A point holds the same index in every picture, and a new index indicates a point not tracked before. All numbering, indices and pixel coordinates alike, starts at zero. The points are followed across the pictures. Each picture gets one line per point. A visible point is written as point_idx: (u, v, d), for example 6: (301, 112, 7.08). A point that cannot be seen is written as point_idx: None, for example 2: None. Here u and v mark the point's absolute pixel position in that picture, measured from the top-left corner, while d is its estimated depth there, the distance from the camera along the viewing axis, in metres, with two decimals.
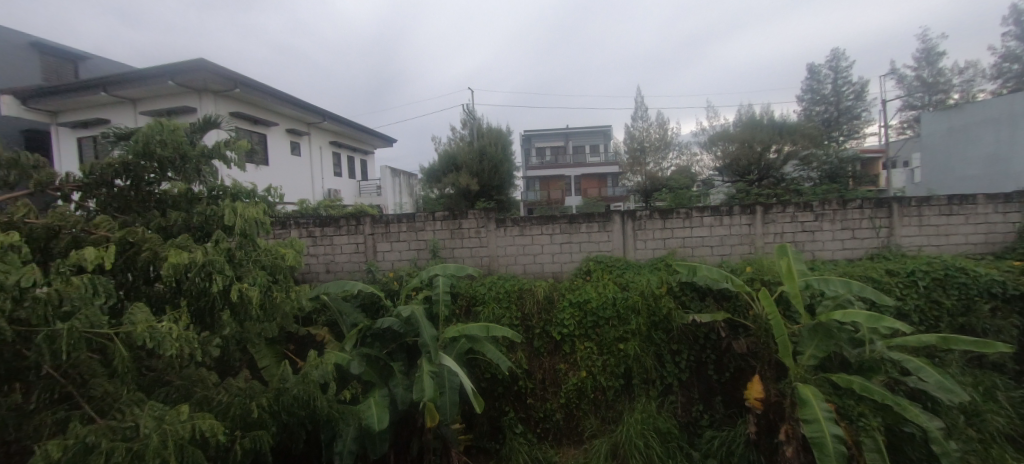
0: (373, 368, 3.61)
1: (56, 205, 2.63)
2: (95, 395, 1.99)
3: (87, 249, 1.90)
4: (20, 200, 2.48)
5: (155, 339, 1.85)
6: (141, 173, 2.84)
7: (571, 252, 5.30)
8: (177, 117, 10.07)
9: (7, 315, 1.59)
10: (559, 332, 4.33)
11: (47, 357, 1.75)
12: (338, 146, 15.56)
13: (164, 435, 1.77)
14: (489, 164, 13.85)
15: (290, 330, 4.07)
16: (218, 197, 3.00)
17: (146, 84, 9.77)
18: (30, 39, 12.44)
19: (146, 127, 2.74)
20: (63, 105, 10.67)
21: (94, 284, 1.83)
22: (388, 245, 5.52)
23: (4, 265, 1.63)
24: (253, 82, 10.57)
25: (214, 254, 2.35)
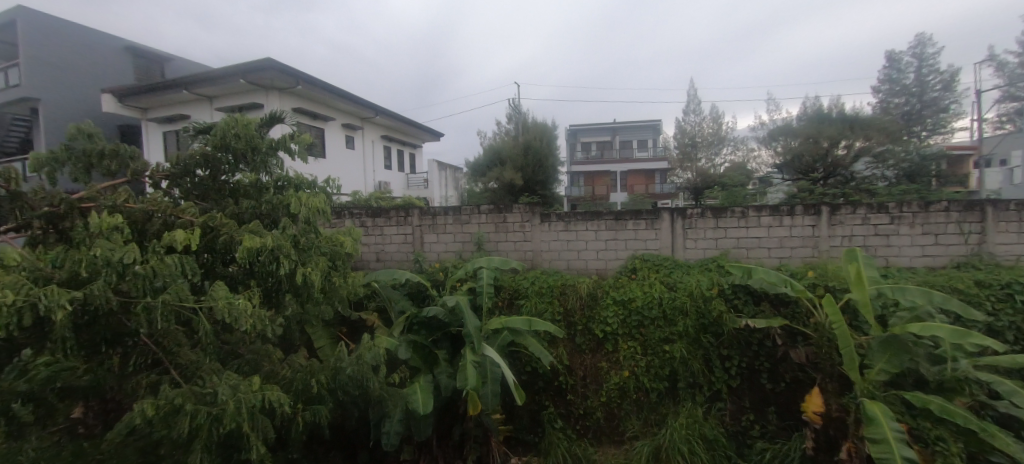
0: (419, 355, 3.74)
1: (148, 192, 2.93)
2: (180, 363, 2.21)
3: (176, 231, 2.11)
4: (119, 186, 2.78)
5: (232, 315, 2.03)
6: (218, 164, 3.09)
7: (616, 250, 5.21)
8: (247, 113, 10.84)
9: (113, 287, 1.80)
10: (602, 330, 4.28)
11: (142, 327, 1.96)
12: (389, 140, 16.12)
13: (239, 403, 1.94)
14: (534, 159, 13.87)
15: (343, 314, 4.29)
16: (284, 187, 3.22)
17: (220, 82, 10.59)
18: (126, 43, 13.80)
19: (223, 121, 2.98)
20: (151, 102, 11.77)
21: (182, 263, 2.03)
22: (435, 237, 5.69)
23: (111, 243, 1.85)
24: (313, 79, 11.18)
25: (281, 240, 2.53)
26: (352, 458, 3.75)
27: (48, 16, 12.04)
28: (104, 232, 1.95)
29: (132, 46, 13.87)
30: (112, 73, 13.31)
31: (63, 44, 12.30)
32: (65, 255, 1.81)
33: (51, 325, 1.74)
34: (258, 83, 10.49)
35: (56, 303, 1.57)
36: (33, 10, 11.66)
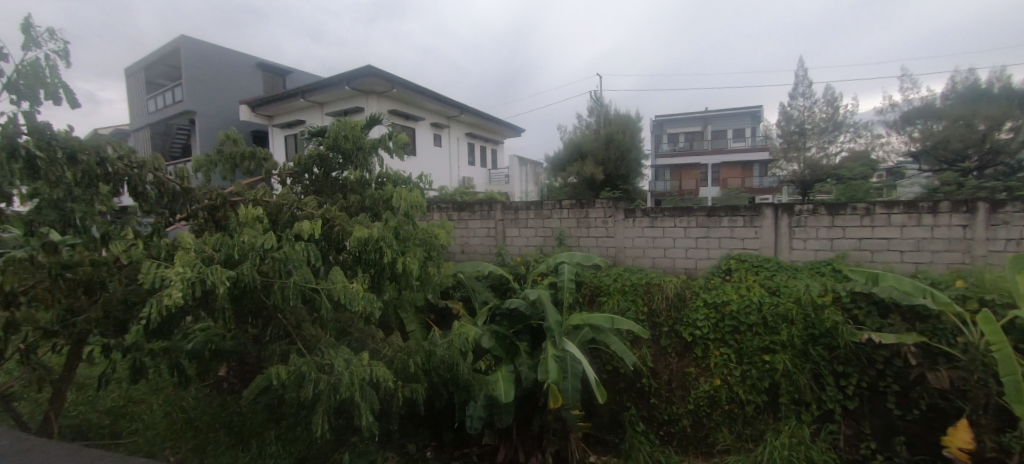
0: (502, 345, 3.85)
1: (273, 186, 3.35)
2: (302, 336, 2.51)
3: (302, 222, 2.40)
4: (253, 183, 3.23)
5: (346, 297, 2.26)
6: (330, 162, 3.44)
7: (708, 249, 4.86)
8: (351, 116, 11.94)
9: (256, 268, 2.11)
10: (691, 333, 4.03)
11: (276, 303, 2.28)
12: (474, 136, 16.68)
13: (350, 378, 2.15)
14: (616, 152, 13.46)
15: (431, 302, 4.54)
16: (385, 183, 3.50)
17: (329, 90, 11.78)
18: (256, 60, 15.89)
19: (334, 124, 3.32)
20: (275, 109, 13.47)
21: (308, 250, 2.30)
22: (517, 231, 5.80)
23: (254, 231, 2.17)
24: (407, 83, 11.96)
25: (385, 231, 2.74)
26: (437, 438, 3.98)
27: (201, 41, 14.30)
28: (249, 221, 2.29)
29: (261, 62, 15.94)
30: (246, 87, 15.43)
31: (212, 63, 14.53)
32: (221, 240, 2.15)
33: (212, 298, 2.09)
34: (360, 89, 11.49)
35: (217, 280, 1.88)
36: (191, 37, 13.94)
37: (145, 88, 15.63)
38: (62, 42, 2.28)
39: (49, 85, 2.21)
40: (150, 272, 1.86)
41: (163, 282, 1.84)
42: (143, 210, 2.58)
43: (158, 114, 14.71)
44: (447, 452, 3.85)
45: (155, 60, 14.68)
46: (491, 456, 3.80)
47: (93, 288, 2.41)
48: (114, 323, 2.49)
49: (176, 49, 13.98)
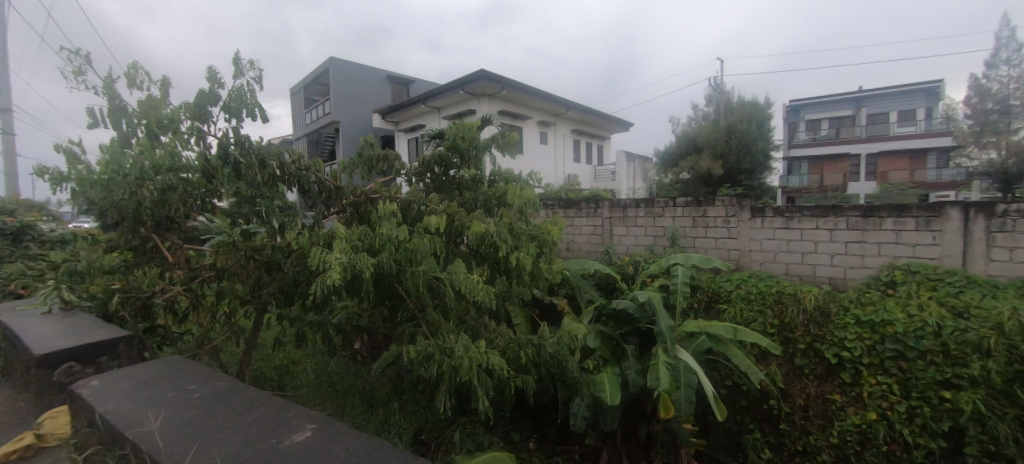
0: (607, 346, 3.76)
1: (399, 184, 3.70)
2: (426, 321, 2.77)
3: (431, 218, 2.63)
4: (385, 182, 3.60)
5: (469, 288, 2.43)
6: (449, 162, 3.70)
7: (862, 256, 4.14)
8: (465, 118, 12.69)
9: (393, 256, 2.39)
10: (836, 354, 3.46)
11: (409, 289, 2.56)
12: (581, 133, 16.53)
13: (466, 364, 2.29)
14: (740, 144, 12.20)
15: (537, 297, 4.60)
16: (498, 181, 3.68)
17: (446, 95, 12.66)
18: (386, 73, 17.75)
19: (453, 126, 3.58)
20: (401, 116, 14.94)
21: (432, 243, 2.52)
22: (625, 229, 5.66)
23: (391, 225, 2.44)
24: (515, 83, 12.37)
25: (501, 227, 2.85)
26: (540, 430, 4.06)
27: (344, 60, 16.45)
28: (387, 216, 2.60)
29: (390, 74, 17.76)
30: (377, 97, 17.36)
31: (352, 79, 16.63)
32: (366, 233, 2.47)
33: (358, 281, 2.42)
34: (474, 92, 12.16)
35: (365, 265, 2.18)
36: (338, 57, 16.15)
37: (303, 103, 18.57)
38: (259, 70, 2.71)
39: (245, 108, 2.75)
40: (318, 257, 2.22)
41: (325, 266, 2.18)
42: (308, 205, 3.09)
43: (312, 124, 17.38)
44: (550, 445, 3.92)
45: (310, 79, 17.32)
46: (594, 457, 3.78)
47: (273, 269, 2.96)
48: (282, 297, 3.02)
49: (326, 68, 16.33)
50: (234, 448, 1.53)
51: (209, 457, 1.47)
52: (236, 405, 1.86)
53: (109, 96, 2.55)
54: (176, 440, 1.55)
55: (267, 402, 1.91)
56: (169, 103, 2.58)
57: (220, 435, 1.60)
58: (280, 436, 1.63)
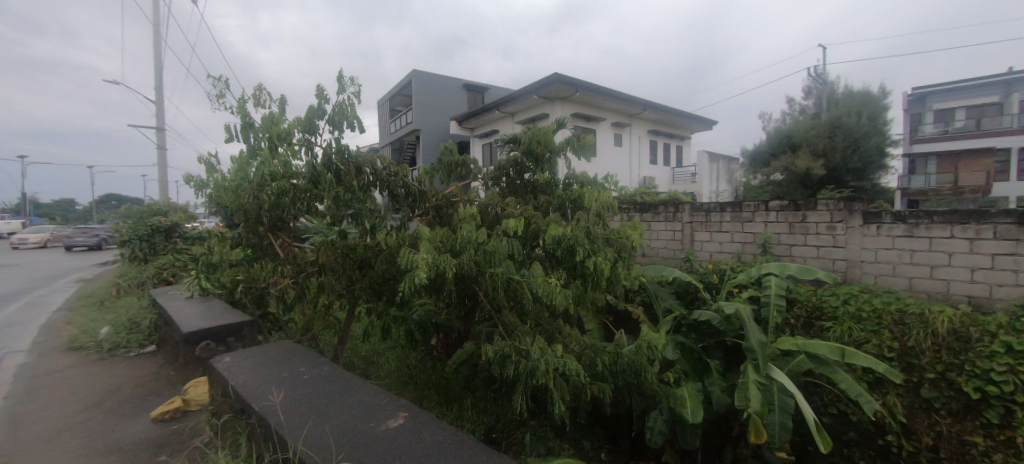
0: (688, 359, 3.50)
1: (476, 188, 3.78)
2: (502, 322, 2.79)
3: (509, 220, 2.64)
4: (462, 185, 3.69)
5: (545, 291, 2.41)
6: (524, 166, 3.74)
7: (1015, 271, 3.35)
8: (538, 122, 12.77)
9: (473, 257, 2.46)
10: (979, 388, 2.87)
11: (487, 289, 2.62)
12: (659, 133, 15.83)
13: (542, 367, 2.28)
14: (846, 140, 10.94)
15: (609, 304, 4.32)
16: (572, 185, 3.64)
17: (520, 100, 12.86)
18: (463, 82, 18.44)
19: (529, 131, 3.60)
20: (476, 122, 15.43)
21: (510, 245, 2.55)
22: (708, 235, 5.33)
23: (470, 228, 2.52)
24: (590, 85, 12.22)
25: (578, 231, 2.77)
26: (612, 441, 3.92)
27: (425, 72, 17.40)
28: (467, 219, 2.68)
29: (466, 83, 18.43)
30: (454, 105, 18.11)
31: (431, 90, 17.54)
32: (448, 235, 2.56)
33: (441, 281, 2.53)
34: (547, 96, 12.22)
35: (447, 264, 2.29)
36: (419, 69, 17.13)
37: (388, 114, 19.94)
38: (358, 84, 2.94)
39: (344, 120, 3.02)
40: (406, 256, 2.34)
41: (412, 265, 2.30)
42: (395, 208, 3.28)
43: (397, 133, 18.65)
44: (624, 458, 3.79)
45: (394, 91, 18.54)
46: None
47: (364, 267, 3.19)
48: (371, 293, 3.25)
49: (410, 80, 17.42)
50: (342, 427, 1.87)
51: (325, 432, 1.81)
52: (332, 404, 2.12)
53: (241, 115, 2.95)
54: (302, 420, 1.93)
55: (365, 395, 2.24)
56: (283, 117, 2.91)
57: (332, 417, 1.96)
58: (377, 420, 1.94)
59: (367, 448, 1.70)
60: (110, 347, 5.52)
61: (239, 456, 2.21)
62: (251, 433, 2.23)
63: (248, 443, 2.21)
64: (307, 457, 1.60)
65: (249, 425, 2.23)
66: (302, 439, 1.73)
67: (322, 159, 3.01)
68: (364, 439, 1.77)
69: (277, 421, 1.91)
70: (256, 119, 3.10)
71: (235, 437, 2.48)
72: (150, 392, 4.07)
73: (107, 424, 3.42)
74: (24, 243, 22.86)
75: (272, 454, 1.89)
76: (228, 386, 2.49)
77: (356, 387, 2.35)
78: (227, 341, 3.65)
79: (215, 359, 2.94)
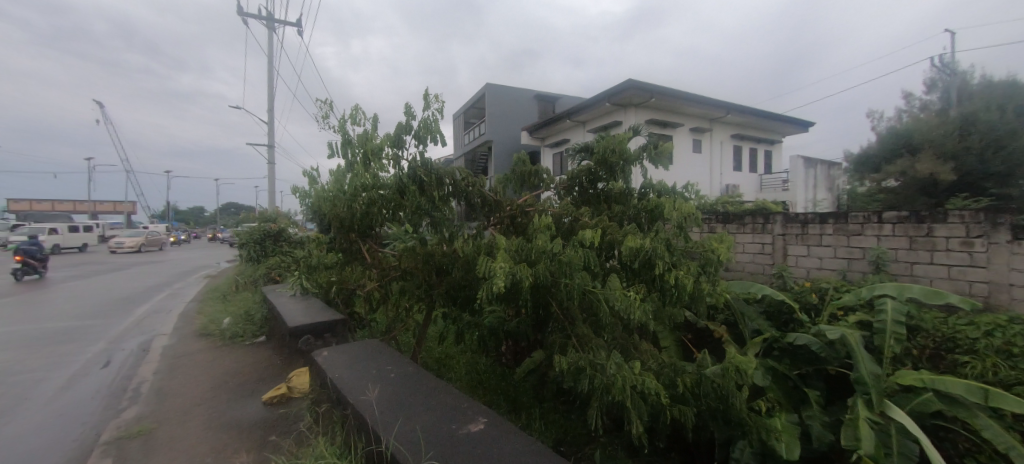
0: (781, 387, 3.15)
1: (549, 197, 3.75)
2: (576, 334, 2.74)
3: (586, 231, 2.57)
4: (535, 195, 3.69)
5: (625, 306, 2.31)
6: (597, 176, 3.66)
7: None
8: (610, 130, 12.46)
9: (549, 266, 2.44)
10: None
11: (563, 299, 2.57)
12: (744, 138, 14.73)
13: (621, 383, 2.17)
14: (983, 140, 9.28)
15: (688, 321, 3.94)
16: (648, 195, 3.50)
17: (592, 108, 12.67)
18: (534, 93, 18.71)
19: (605, 140, 3.52)
20: (547, 131, 15.48)
21: (585, 256, 2.49)
22: (804, 249, 4.83)
23: (545, 238, 2.51)
24: (666, 89, 11.77)
25: (657, 242, 2.59)
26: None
27: (498, 85, 17.92)
28: (542, 228, 2.66)
29: (538, 94, 18.67)
30: (526, 116, 18.40)
31: (505, 101, 17.99)
32: (523, 244, 2.57)
33: (517, 290, 2.55)
34: (620, 103, 11.91)
35: (523, 274, 2.29)
36: (493, 83, 17.69)
37: (463, 126, 20.79)
38: (441, 101, 3.20)
39: (429, 134, 3.20)
40: (485, 264, 2.38)
41: (490, 273, 2.34)
42: (472, 217, 3.36)
43: (472, 144, 19.34)
44: None
45: (469, 104, 19.32)
46: None
47: (441, 273, 3.31)
48: (447, 298, 3.36)
49: (484, 94, 18.06)
50: (428, 426, 1.95)
51: (413, 429, 1.91)
52: (417, 402, 2.23)
53: (341, 133, 3.26)
54: (391, 416, 2.05)
55: (448, 397, 2.32)
56: (376, 133, 3.14)
57: (420, 415, 2.06)
58: (459, 423, 1.99)
59: (451, 449, 1.74)
60: (229, 335, 6.33)
61: (334, 443, 2.40)
62: (346, 423, 2.42)
63: (344, 432, 2.40)
64: (398, 451, 1.69)
65: (345, 416, 2.42)
66: (393, 434, 1.84)
67: (407, 171, 3.21)
68: (448, 440, 1.82)
69: (373, 414, 2.06)
70: (353, 136, 3.38)
71: (331, 424, 2.70)
72: (257, 380, 4.58)
73: (227, 405, 3.91)
74: (119, 246, 24.25)
75: (366, 445, 2.04)
76: (326, 378, 2.71)
77: (438, 389, 2.43)
78: (322, 337, 4.01)
79: (316, 352, 3.23)
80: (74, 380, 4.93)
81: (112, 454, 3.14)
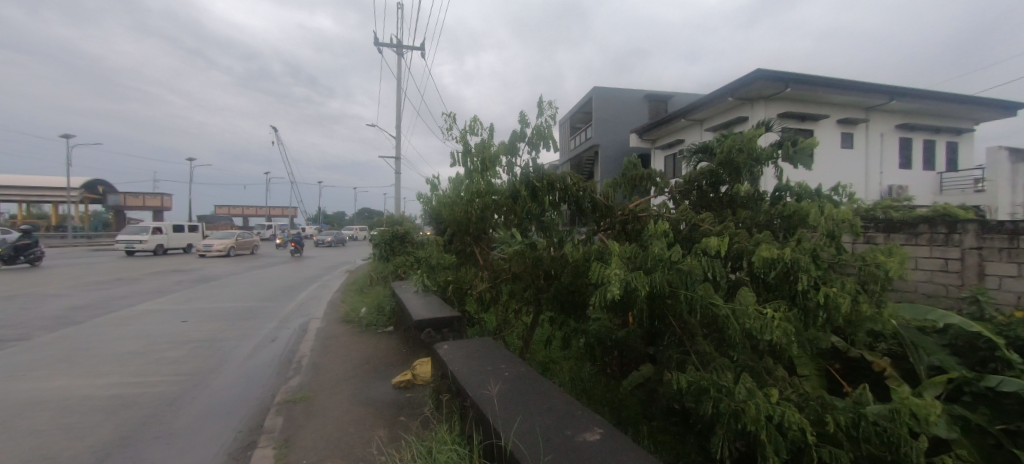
0: (974, 443, 2.46)
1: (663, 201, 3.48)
2: (696, 350, 2.50)
3: (710, 238, 2.31)
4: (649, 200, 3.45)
5: (762, 325, 2.03)
6: (719, 178, 3.29)
7: None
8: (733, 128, 11.24)
9: (667, 275, 2.27)
10: None
11: (683, 311, 2.35)
12: (916, 129, 12.14)
13: (756, 410, 1.91)
14: None
15: (835, 347, 3.23)
16: (783, 198, 3.08)
17: (712, 105, 11.61)
18: (645, 93, 17.99)
19: (731, 138, 3.16)
20: (659, 132, 14.65)
21: (708, 267, 2.25)
22: (1011, 267, 3.75)
23: (661, 244, 2.34)
24: (806, 76, 10.30)
25: (800, 253, 2.20)
26: None
27: (608, 88, 17.61)
28: (658, 234, 2.48)
29: (649, 94, 17.93)
30: (636, 117, 17.77)
31: (613, 104, 17.59)
32: (637, 251, 2.45)
33: (632, 298, 2.41)
34: (746, 97, 10.72)
35: (638, 283, 2.16)
36: (602, 86, 17.46)
37: (570, 132, 20.85)
38: (553, 107, 3.23)
39: (542, 140, 3.27)
40: (598, 270, 2.31)
41: (603, 280, 2.26)
42: (581, 222, 3.29)
43: (579, 149, 19.23)
44: None
45: (576, 110, 19.32)
46: None
47: (549, 277, 3.30)
48: (556, 303, 3.34)
49: (591, 98, 17.86)
50: (545, 427, 1.95)
51: (531, 428, 1.93)
52: (532, 403, 2.24)
53: (461, 143, 3.47)
54: (509, 414, 2.09)
55: (561, 402, 2.30)
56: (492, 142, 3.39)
57: (536, 416, 2.08)
58: (575, 430, 1.94)
59: (570, 454, 1.71)
60: (365, 324, 7.20)
61: (454, 432, 2.55)
62: (465, 414, 2.54)
63: (462, 422, 2.53)
64: (518, 448, 1.73)
65: (464, 408, 2.54)
66: (512, 431, 1.87)
67: (519, 176, 3.33)
68: (565, 445, 1.79)
69: (493, 409, 2.13)
70: (471, 146, 3.63)
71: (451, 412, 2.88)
72: (386, 365, 5.11)
73: (364, 384, 4.44)
74: (208, 249, 23.32)
75: (484, 439, 2.10)
76: (447, 370, 2.89)
77: (550, 392, 2.42)
78: (442, 331, 4.33)
79: (437, 345, 3.46)
80: (255, 350, 6.06)
81: (283, 413, 3.75)
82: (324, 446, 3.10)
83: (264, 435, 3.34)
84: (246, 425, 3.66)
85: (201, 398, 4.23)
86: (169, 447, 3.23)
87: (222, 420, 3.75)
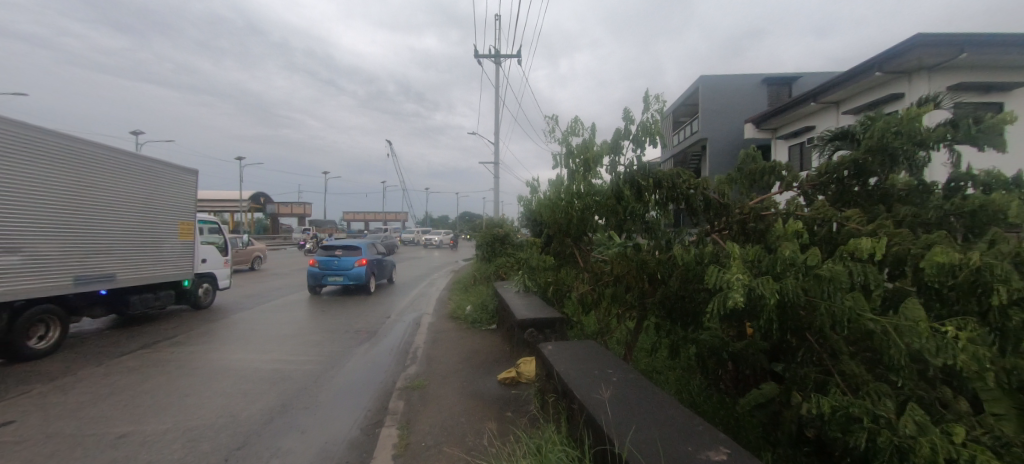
0: None
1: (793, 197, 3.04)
2: (841, 371, 2.15)
3: (860, 239, 1.96)
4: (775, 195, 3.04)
5: (938, 346, 1.65)
6: (867, 168, 2.76)
7: None
8: (884, 109, 9.47)
9: (801, 282, 1.97)
10: None
11: (823, 324, 2.03)
12: None
13: (933, 449, 1.56)
14: None
15: None
16: (959, 189, 2.49)
17: (852, 83, 9.94)
18: (762, 76, 16.13)
19: (883, 121, 2.66)
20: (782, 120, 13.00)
21: (860, 272, 1.90)
22: None
23: (794, 246, 2.06)
24: (989, 37, 8.25)
25: (993, 257, 1.74)
26: None
27: (717, 75, 16.17)
28: (788, 234, 2.17)
29: (767, 77, 16.06)
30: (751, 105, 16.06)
31: (724, 92, 16.07)
32: (763, 254, 2.17)
33: (757, 306, 2.15)
34: (900, 69, 8.96)
35: (767, 290, 1.90)
36: (710, 73, 16.05)
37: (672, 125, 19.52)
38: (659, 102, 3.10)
39: (648, 136, 3.11)
40: (716, 275, 2.10)
41: (721, 285, 2.04)
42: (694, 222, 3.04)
43: (683, 144, 17.89)
44: None
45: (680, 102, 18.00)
46: None
47: (656, 281, 3.10)
48: (665, 309, 3.14)
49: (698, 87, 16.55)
50: (664, 440, 1.83)
51: (647, 439, 1.82)
52: (646, 412, 2.13)
53: (563, 144, 3.46)
54: (622, 422, 1.99)
55: (676, 412, 2.15)
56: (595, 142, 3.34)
57: (651, 426, 1.97)
58: (697, 447, 1.78)
59: None
60: (471, 320, 7.57)
61: (562, 434, 2.51)
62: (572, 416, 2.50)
63: (570, 423, 2.50)
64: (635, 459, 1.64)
65: (572, 409, 2.51)
66: (628, 440, 1.80)
67: (623, 175, 3.25)
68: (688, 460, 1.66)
69: (603, 414, 2.06)
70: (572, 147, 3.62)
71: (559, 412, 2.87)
72: (493, 361, 5.31)
73: (473, 377, 4.67)
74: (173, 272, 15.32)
75: (596, 443, 2.05)
76: (553, 371, 2.88)
77: (664, 402, 2.28)
78: (545, 331, 4.35)
79: (541, 345, 3.45)
80: (380, 339, 6.75)
81: (404, 398, 4.09)
82: (439, 432, 3.29)
83: (388, 415, 3.67)
84: (374, 404, 4.08)
85: (338, 378, 4.82)
86: (315, 416, 3.72)
87: (355, 398, 4.22)
